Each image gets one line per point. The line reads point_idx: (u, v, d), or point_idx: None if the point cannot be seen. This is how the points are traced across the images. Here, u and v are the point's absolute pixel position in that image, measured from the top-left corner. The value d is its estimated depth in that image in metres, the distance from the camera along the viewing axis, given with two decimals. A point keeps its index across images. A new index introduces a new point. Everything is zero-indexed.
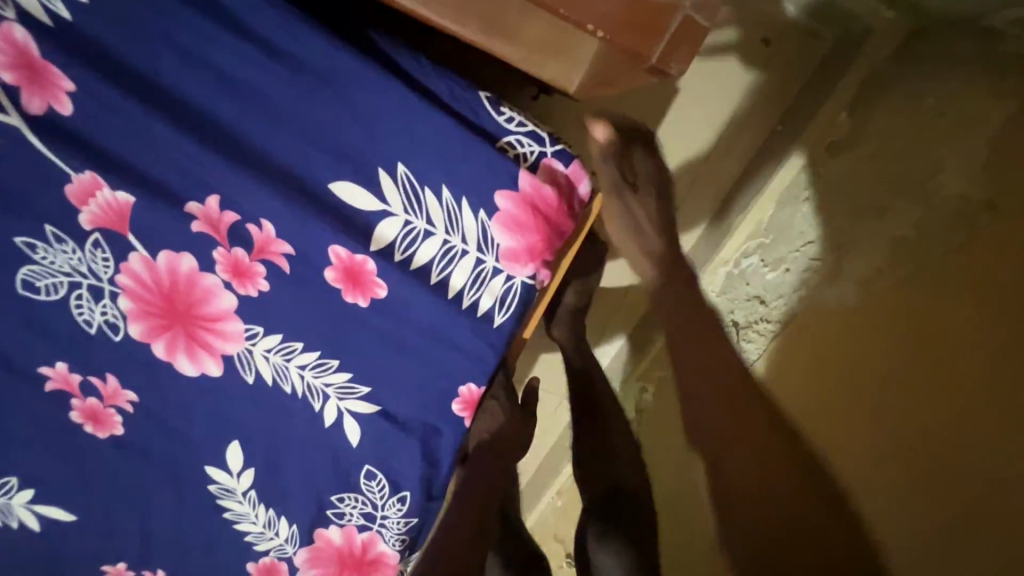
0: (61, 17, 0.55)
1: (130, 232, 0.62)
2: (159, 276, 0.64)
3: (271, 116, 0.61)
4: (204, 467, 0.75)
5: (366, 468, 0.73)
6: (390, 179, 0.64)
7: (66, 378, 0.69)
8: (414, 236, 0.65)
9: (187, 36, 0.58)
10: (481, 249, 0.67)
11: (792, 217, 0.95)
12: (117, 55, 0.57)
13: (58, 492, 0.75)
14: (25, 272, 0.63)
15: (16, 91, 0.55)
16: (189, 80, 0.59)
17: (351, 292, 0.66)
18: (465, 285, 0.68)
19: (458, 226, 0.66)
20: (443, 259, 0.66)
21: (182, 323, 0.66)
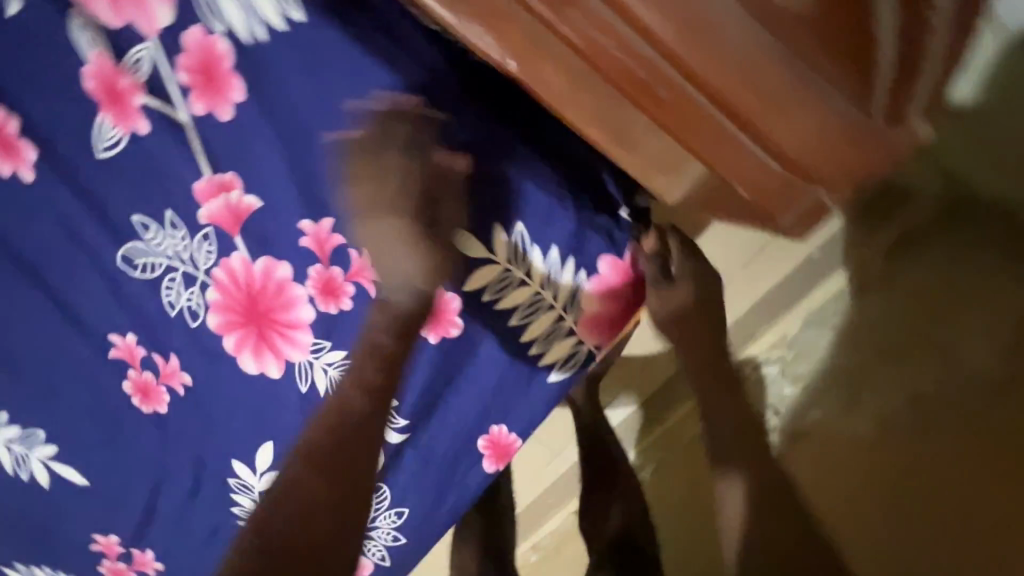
0: (258, 40, 0.58)
1: (239, 234, 0.65)
2: (253, 277, 0.67)
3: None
4: (230, 459, 0.77)
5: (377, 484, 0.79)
6: (506, 233, 0.66)
7: (131, 350, 0.71)
8: (508, 282, 0.69)
9: (341, 67, 0.59)
10: (566, 308, 0.69)
11: (816, 343, 0.98)
12: (266, 73, 0.59)
13: (81, 453, 0.77)
14: (130, 248, 0.66)
15: (188, 91, 0.59)
16: (321, 105, 0.60)
17: (426, 326, 0.72)
18: (540, 334, 0.71)
19: (554, 282, 0.68)
20: (529, 306, 0.69)
21: (260, 324, 0.68)
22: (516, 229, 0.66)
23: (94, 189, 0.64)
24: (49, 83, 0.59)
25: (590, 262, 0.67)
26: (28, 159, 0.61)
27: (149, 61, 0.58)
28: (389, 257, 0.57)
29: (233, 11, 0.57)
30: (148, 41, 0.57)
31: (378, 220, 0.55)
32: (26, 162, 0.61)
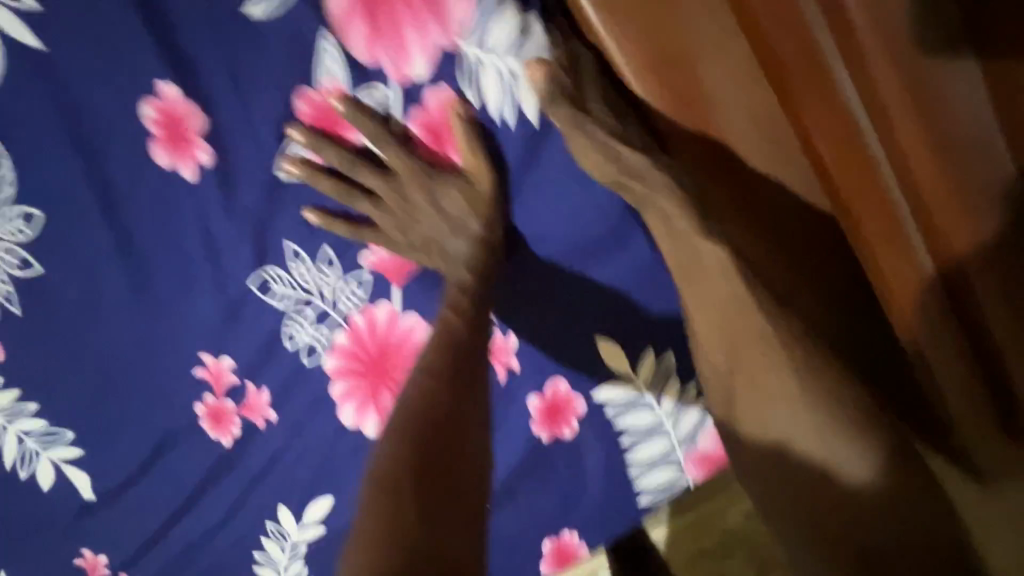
0: (504, 121, 0.54)
1: (399, 286, 0.61)
2: (392, 332, 0.62)
3: (588, 258, 0.63)
4: (278, 504, 0.71)
5: None
6: (653, 359, 0.66)
7: (219, 373, 0.64)
8: (634, 403, 0.68)
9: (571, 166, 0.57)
10: (680, 442, 0.70)
11: None
12: (497, 149, 0.56)
13: (109, 462, 0.69)
14: (269, 272, 0.59)
15: (413, 144, 0.54)
16: (544, 199, 0.59)
17: (540, 421, 0.69)
18: (645, 459, 0.71)
19: (678, 416, 0.68)
20: (646, 431, 0.69)
21: (380, 381, 0.63)
22: (663, 359, 0.66)
23: (252, 203, 0.56)
24: (251, 83, 0.52)
25: None
26: (199, 158, 0.54)
27: (381, 103, 0.52)
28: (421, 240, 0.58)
29: (491, 84, 0.53)
30: (389, 85, 0.52)
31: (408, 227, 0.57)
32: (196, 160, 0.54)
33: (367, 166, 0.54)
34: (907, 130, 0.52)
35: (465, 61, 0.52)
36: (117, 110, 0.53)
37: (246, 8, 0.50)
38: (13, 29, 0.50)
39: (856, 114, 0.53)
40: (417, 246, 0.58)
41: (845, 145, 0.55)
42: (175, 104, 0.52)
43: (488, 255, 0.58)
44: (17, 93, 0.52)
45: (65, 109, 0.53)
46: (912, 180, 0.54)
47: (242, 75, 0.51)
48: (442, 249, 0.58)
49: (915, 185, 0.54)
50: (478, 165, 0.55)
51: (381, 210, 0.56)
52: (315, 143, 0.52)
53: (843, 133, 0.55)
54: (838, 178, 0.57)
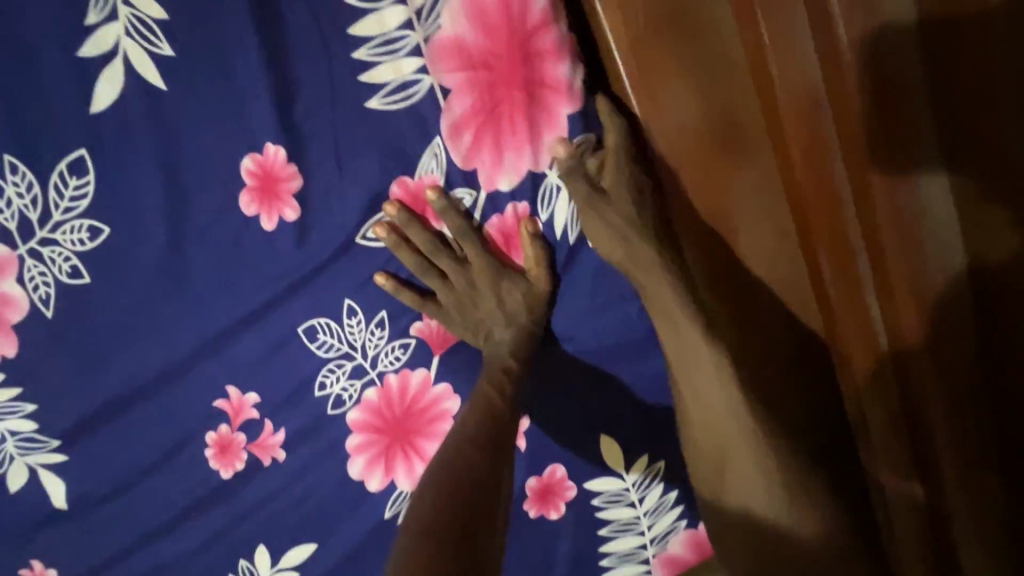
0: (567, 237, 0.62)
1: (439, 356, 0.66)
2: (421, 397, 0.66)
3: (614, 362, 0.68)
4: (256, 545, 0.71)
5: None
6: (645, 462, 0.73)
7: (240, 407, 0.65)
8: (619, 499, 0.74)
9: (614, 284, 0.64)
10: (652, 540, 0.76)
11: None
12: (556, 256, 0.62)
13: (90, 475, 0.67)
14: (319, 323, 0.62)
15: (488, 240, 0.61)
16: (579, 310, 0.66)
17: (531, 501, 0.73)
18: (617, 552, 0.76)
19: (654, 516, 0.75)
20: (623, 526, 0.75)
21: (398, 442, 0.67)
22: (654, 463, 0.73)
23: (322, 260, 0.60)
24: (355, 159, 0.57)
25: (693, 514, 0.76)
26: (284, 213, 0.58)
27: (468, 203, 0.59)
28: (471, 321, 0.64)
29: (564, 206, 0.60)
30: (477, 190, 0.58)
31: (465, 308, 0.63)
32: (281, 214, 0.58)
33: (443, 250, 0.60)
34: (906, 318, 0.56)
35: (547, 183, 0.59)
36: (217, 153, 0.56)
37: (367, 98, 0.55)
38: (140, 65, 0.53)
39: (868, 292, 0.59)
40: (467, 326, 0.64)
41: (851, 308, 0.61)
42: (277, 161, 0.56)
43: (527, 342, 0.65)
44: (122, 119, 0.55)
45: (164, 141, 0.56)
46: (902, 355, 0.58)
47: (345, 150, 0.57)
48: (489, 334, 0.65)
49: (906, 362, 0.57)
50: (538, 272, 0.61)
51: (445, 289, 0.62)
52: (404, 223, 0.58)
53: (852, 299, 0.60)
54: (847, 339, 0.62)
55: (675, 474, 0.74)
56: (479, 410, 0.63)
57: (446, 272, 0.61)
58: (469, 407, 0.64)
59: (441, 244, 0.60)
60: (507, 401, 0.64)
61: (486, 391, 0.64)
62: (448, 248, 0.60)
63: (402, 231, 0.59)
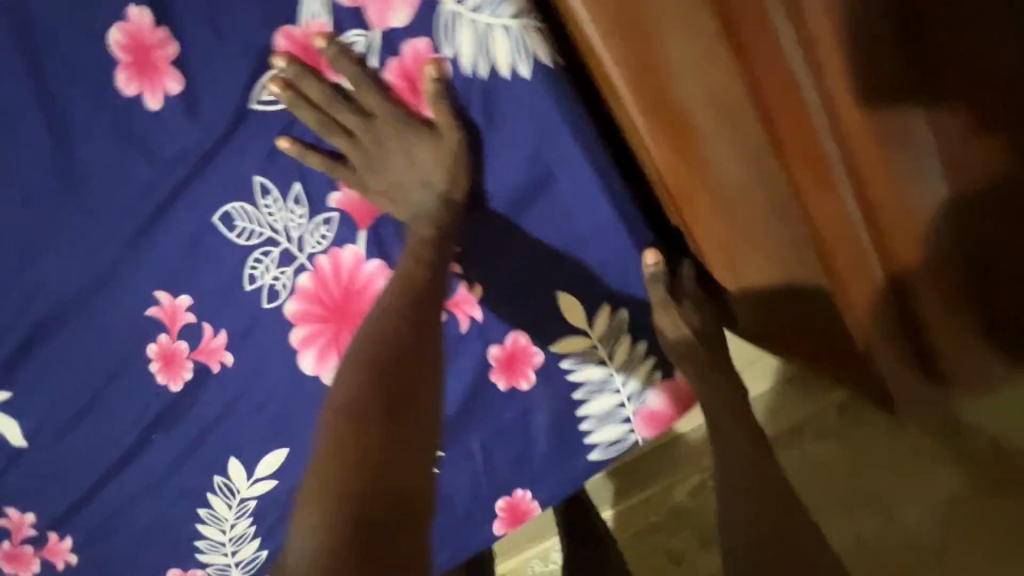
0: (478, 75, 0.58)
1: (366, 230, 0.62)
2: (355, 277, 0.62)
3: (551, 214, 0.64)
4: (227, 458, 0.70)
5: None
6: (609, 314, 0.69)
7: (174, 313, 0.63)
8: (588, 359, 0.71)
9: (536, 121, 0.60)
10: (630, 398, 0.73)
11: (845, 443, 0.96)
12: (467, 95, 0.58)
13: (39, 410, 0.65)
14: (233, 207, 0.59)
15: (391, 88, 0.57)
16: (493, 159, 0.61)
17: (498, 372, 0.71)
18: (596, 414, 0.74)
19: (629, 372, 0.72)
20: (598, 386, 0.73)
21: (344, 327, 0.64)
22: (619, 313, 0.69)
23: (220, 136, 0.56)
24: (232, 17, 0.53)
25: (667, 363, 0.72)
26: (168, 88, 0.54)
27: (360, 48, 0.55)
28: (390, 188, 0.59)
29: (466, 37, 0.56)
30: (369, 31, 0.55)
31: (381, 172, 0.58)
32: (164, 90, 0.54)
33: (345, 105, 0.56)
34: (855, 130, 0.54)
35: (442, 14, 0.56)
36: (72, 32, 0.52)
37: None
38: None
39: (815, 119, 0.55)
40: (385, 192, 0.59)
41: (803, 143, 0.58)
42: (144, 29, 0.53)
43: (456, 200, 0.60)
44: None
45: (22, 26, 0.52)
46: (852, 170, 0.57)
47: (212, 11, 0.53)
48: (409, 198, 0.59)
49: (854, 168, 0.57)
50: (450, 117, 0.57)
51: (354, 152, 0.57)
52: (298, 75, 0.54)
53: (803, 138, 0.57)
54: (797, 169, 0.59)
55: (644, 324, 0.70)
56: (407, 276, 0.59)
57: (351, 131, 0.57)
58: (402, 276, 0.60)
59: (341, 99, 0.56)
60: (441, 262, 0.60)
61: (417, 254, 0.59)
62: (350, 103, 0.56)
63: (298, 86, 0.55)
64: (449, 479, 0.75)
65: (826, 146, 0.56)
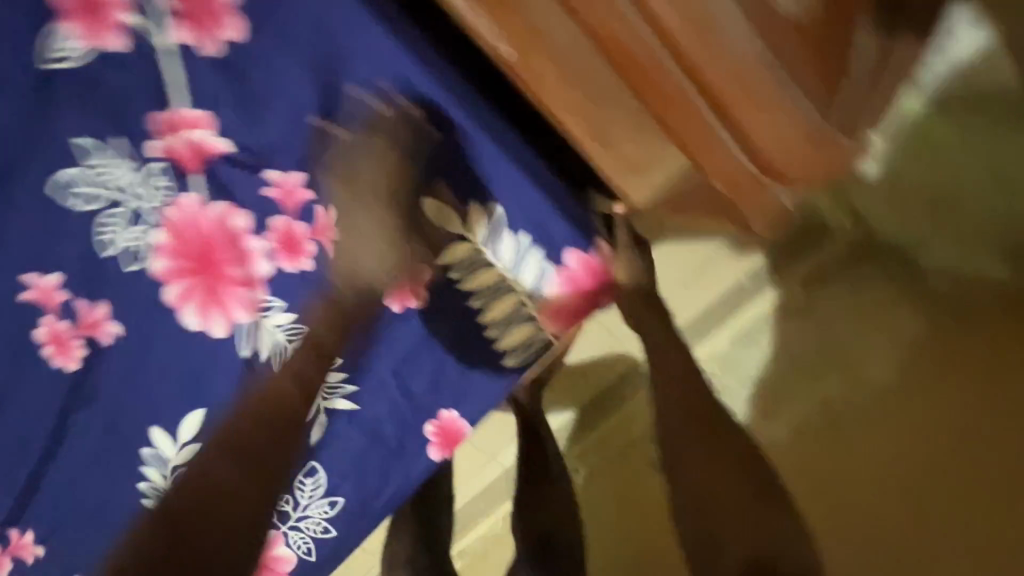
0: None
1: (199, 174, 0.61)
2: (207, 223, 0.63)
3: (378, 115, 0.62)
4: (148, 428, 0.71)
5: (310, 464, 0.77)
6: (480, 211, 0.67)
7: (49, 293, 0.64)
8: (474, 264, 0.69)
9: (342, 26, 0.60)
10: (528, 295, 0.71)
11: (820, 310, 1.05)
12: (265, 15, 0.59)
13: None
14: (69, 175, 0.60)
15: (175, 20, 0.58)
16: (295, 62, 0.60)
17: (386, 294, 0.70)
18: (498, 319, 0.72)
19: (519, 269, 0.70)
20: (492, 290, 0.71)
21: (213, 275, 0.65)
22: (489, 208, 0.67)
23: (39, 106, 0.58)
24: None
25: (556, 252, 0.69)
26: None
27: None
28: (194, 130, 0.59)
29: None
30: None
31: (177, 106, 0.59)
32: None
33: (136, 41, 0.58)
34: None
35: None
36: None
37: None
38: None
39: None
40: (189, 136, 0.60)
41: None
42: None
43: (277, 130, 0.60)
44: None
45: None
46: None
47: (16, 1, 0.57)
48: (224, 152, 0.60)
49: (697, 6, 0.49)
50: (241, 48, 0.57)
51: (150, 87, 0.59)
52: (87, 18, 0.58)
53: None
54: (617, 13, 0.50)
55: (518, 214, 0.68)
56: None
57: (142, 65, 0.59)
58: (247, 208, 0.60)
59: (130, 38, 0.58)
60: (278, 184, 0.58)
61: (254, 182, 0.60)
62: (137, 37, 0.59)
63: (89, 27, 0.58)
64: (370, 412, 0.75)
65: (721, 85, 0.53)
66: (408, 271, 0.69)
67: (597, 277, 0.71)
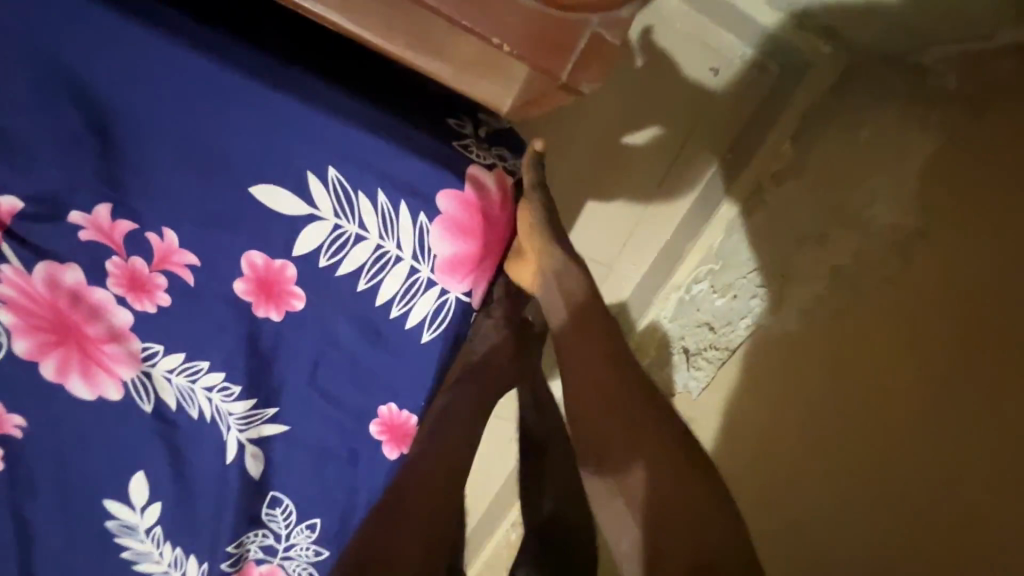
0: None
1: (5, 241, 0.56)
2: (41, 291, 0.57)
3: (152, 109, 0.53)
4: (101, 500, 0.65)
5: (272, 494, 0.67)
6: (320, 183, 0.57)
7: None
8: (344, 241, 0.60)
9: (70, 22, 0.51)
10: (417, 258, 0.61)
11: (811, 161, 0.91)
12: None
13: None
14: None
15: None
16: (32, 86, 0.52)
17: (263, 304, 0.62)
18: (397, 294, 0.62)
19: (394, 231, 0.60)
20: (375, 264, 0.61)
21: (74, 341, 0.60)
22: (330, 176, 0.57)
23: None
24: None
25: (426, 202, 0.59)
26: None
27: None
28: None
29: None
30: None
31: None
32: None
33: None
34: None
35: None
36: None
37: None
38: None
39: None
40: None
41: None
42: None
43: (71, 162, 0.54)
44: None
45: None
46: None
47: None
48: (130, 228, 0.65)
49: None
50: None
51: None
52: None
53: None
54: None
55: (362, 170, 0.57)
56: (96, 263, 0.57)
57: None
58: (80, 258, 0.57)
59: None
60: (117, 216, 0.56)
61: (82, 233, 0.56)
62: None
63: None
64: (306, 430, 0.67)
65: None
66: (276, 276, 0.60)
67: (485, 213, 0.61)
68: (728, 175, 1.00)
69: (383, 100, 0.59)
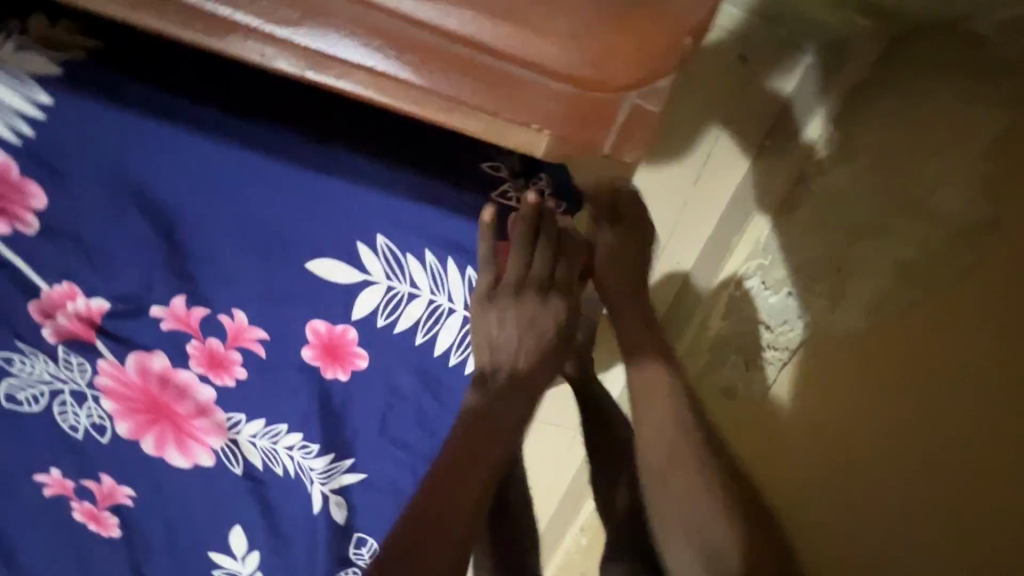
0: (26, 135, 0.53)
1: (97, 339, 0.61)
2: (132, 379, 0.62)
3: (207, 204, 0.57)
4: (208, 553, 0.71)
5: (357, 535, 0.70)
6: (370, 252, 0.60)
7: (62, 483, 0.69)
8: (398, 301, 0.62)
9: (121, 137, 0.54)
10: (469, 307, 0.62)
11: (854, 143, 0.88)
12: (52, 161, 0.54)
13: None
14: (7, 386, 0.64)
15: None
16: (100, 196, 0.56)
17: (331, 366, 0.65)
18: (453, 343, 0.64)
19: (444, 285, 0.61)
20: (430, 318, 0.63)
21: (167, 418, 0.65)
22: (378, 243, 0.60)
23: None
24: None
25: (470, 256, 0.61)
26: None
27: None
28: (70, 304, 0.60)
29: None
30: None
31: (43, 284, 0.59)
32: None
33: None
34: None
35: None
36: None
37: None
38: None
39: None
40: (69, 313, 0.60)
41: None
42: None
43: (141, 262, 0.58)
44: None
45: None
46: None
47: None
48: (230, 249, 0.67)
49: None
50: (61, 202, 0.56)
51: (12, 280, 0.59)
52: None
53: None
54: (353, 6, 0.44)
55: (408, 233, 0.59)
56: (176, 348, 0.62)
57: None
58: (164, 345, 0.61)
59: None
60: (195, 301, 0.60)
61: (162, 324, 0.61)
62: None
63: None
64: (381, 475, 0.69)
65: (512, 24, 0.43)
66: (339, 340, 0.63)
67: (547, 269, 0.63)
68: (768, 164, 0.98)
69: (417, 162, 0.61)
